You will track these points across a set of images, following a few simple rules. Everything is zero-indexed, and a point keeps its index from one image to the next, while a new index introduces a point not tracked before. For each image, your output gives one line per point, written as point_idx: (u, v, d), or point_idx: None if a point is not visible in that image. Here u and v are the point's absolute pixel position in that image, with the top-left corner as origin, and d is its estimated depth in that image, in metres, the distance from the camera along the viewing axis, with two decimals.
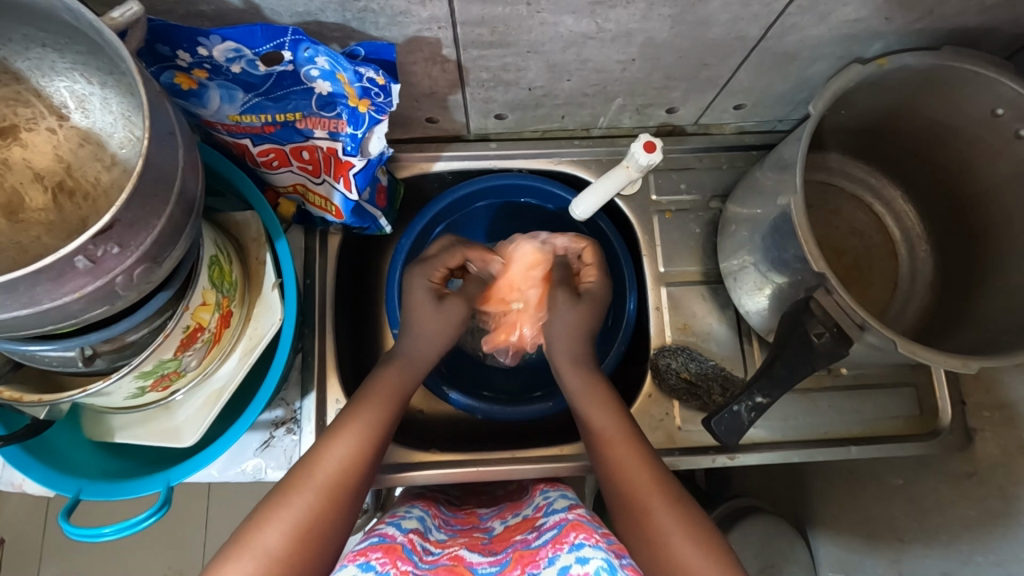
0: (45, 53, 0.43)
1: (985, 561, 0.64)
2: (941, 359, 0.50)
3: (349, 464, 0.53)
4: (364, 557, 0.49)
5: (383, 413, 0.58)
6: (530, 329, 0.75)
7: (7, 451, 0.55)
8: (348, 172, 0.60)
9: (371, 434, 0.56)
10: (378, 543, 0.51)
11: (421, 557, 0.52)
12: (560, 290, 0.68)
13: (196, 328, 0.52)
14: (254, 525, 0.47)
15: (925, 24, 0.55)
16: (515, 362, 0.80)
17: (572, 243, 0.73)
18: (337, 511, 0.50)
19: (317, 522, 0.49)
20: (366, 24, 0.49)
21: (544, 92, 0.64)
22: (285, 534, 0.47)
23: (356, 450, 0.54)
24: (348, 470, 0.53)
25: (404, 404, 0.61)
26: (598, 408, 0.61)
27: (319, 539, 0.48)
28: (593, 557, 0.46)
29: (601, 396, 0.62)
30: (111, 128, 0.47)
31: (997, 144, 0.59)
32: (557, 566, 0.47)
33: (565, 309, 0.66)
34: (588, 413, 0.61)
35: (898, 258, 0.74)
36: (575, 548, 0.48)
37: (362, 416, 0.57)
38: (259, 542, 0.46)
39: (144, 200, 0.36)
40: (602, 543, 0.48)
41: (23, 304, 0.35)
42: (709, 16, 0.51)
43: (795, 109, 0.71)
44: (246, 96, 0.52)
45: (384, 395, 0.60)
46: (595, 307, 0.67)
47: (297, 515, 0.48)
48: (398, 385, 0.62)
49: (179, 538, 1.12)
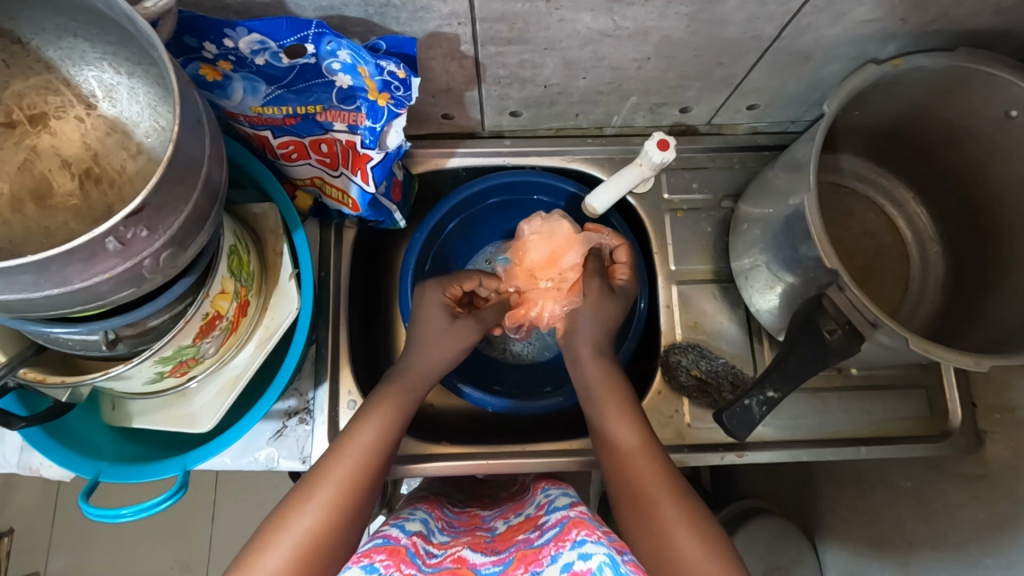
0: (76, 43, 0.44)
1: (994, 564, 0.63)
2: (953, 356, 0.50)
3: (350, 481, 0.54)
4: (369, 558, 0.49)
5: (389, 417, 0.60)
6: (548, 310, 0.72)
7: (29, 432, 0.56)
8: (365, 165, 0.61)
9: (371, 452, 0.57)
10: (382, 545, 0.52)
11: (424, 561, 0.52)
12: (593, 281, 0.70)
13: (215, 315, 0.52)
14: (255, 550, 0.48)
15: (939, 25, 0.55)
16: (524, 337, 0.79)
17: (609, 238, 0.72)
18: (340, 528, 0.51)
19: (320, 540, 0.49)
20: (388, 19, 0.50)
21: (560, 89, 0.65)
22: (287, 554, 0.48)
23: (355, 466, 0.55)
24: (348, 488, 0.53)
25: (406, 416, 0.62)
26: (616, 408, 0.61)
27: (322, 555, 0.49)
28: (595, 554, 0.46)
29: (612, 389, 0.63)
30: (137, 118, 0.48)
31: (1011, 146, 0.59)
32: (560, 563, 0.47)
33: (601, 299, 0.68)
34: (601, 404, 0.62)
35: (909, 259, 0.74)
36: (578, 545, 0.48)
37: (368, 423, 0.59)
38: (261, 565, 0.47)
39: (173, 185, 0.37)
40: (604, 539, 0.48)
41: (54, 284, 0.36)
42: (726, 14, 0.52)
43: (808, 110, 0.72)
44: (269, 88, 0.53)
45: (382, 409, 0.60)
46: (625, 304, 0.69)
47: (298, 535, 0.49)
48: (398, 399, 0.62)
49: (185, 530, 1.13)
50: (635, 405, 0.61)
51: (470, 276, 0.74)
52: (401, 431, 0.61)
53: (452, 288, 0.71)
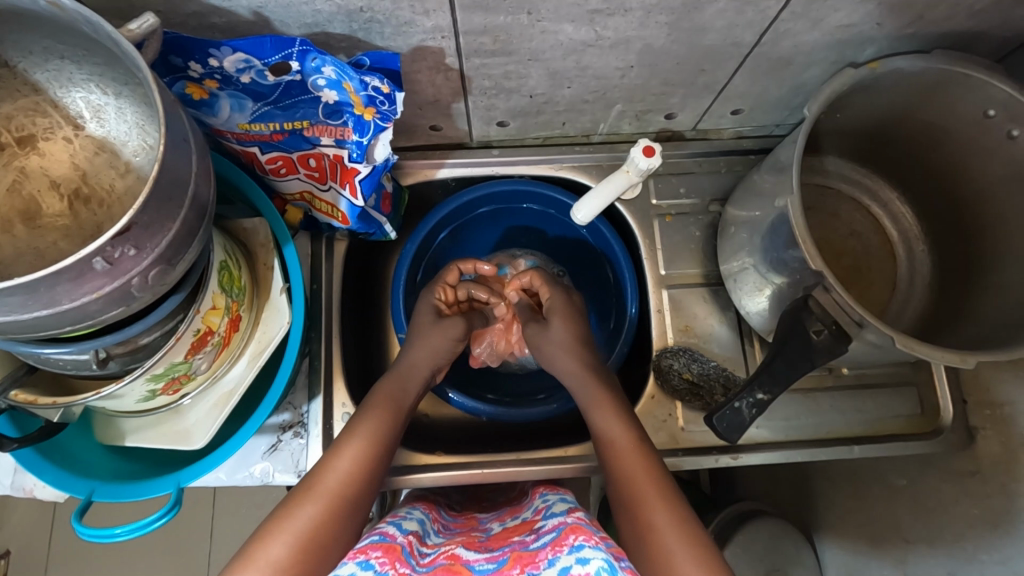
0: (63, 65, 0.44)
1: (990, 560, 0.64)
2: (939, 354, 0.50)
3: (351, 473, 0.55)
4: (364, 555, 0.49)
5: (385, 418, 0.61)
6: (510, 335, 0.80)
7: (21, 453, 0.56)
8: (354, 179, 0.61)
9: (371, 445, 0.58)
10: (378, 542, 0.52)
11: (418, 560, 0.52)
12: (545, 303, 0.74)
13: (207, 331, 0.53)
14: (259, 539, 0.48)
15: (915, 29, 0.56)
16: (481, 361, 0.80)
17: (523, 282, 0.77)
18: (340, 519, 0.51)
19: (321, 531, 0.50)
20: (372, 34, 0.51)
21: (545, 99, 0.66)
22: (290, 542, 0.48)
23: (355, 463, 0.56)
24: (348, 483, 0.54)
25: (403, 416, 0.63)
26: (610, 410, 0.62)
27: (324, 545, 0.49)
28: (594, 558, 0.46)
29: (604, 403, 0.62)
30: (125, 137, 0.48)
31: (990, 145, 0.60)
32: (557, 567, 0.47)
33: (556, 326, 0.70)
34: (596, 416, 0.62)
35: (896, 258, 0.75)
36: (575, 550, 0.48)
37: (365, 424, 0.59)
38: (266, 553, 0.47)
39: (160, 204, 0.38)
40: (603, 544, 0.48)
41: (43, 304, 0.36)
42: (705, 22, 0.53)
43: (792, 113, 0.73)
44: (255, 105, 0.54)
45: (381, 407, 0.62)
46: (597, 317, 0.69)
47: (302, 525, 0.49)
48: (393, 401, 0.63)
49: (183, 546, 1.12)
50: (624, 411, 0.62)
51: (456, 272, 0.77)
52: (398, 432, 0.61)
53: (441, 292, 0.75)
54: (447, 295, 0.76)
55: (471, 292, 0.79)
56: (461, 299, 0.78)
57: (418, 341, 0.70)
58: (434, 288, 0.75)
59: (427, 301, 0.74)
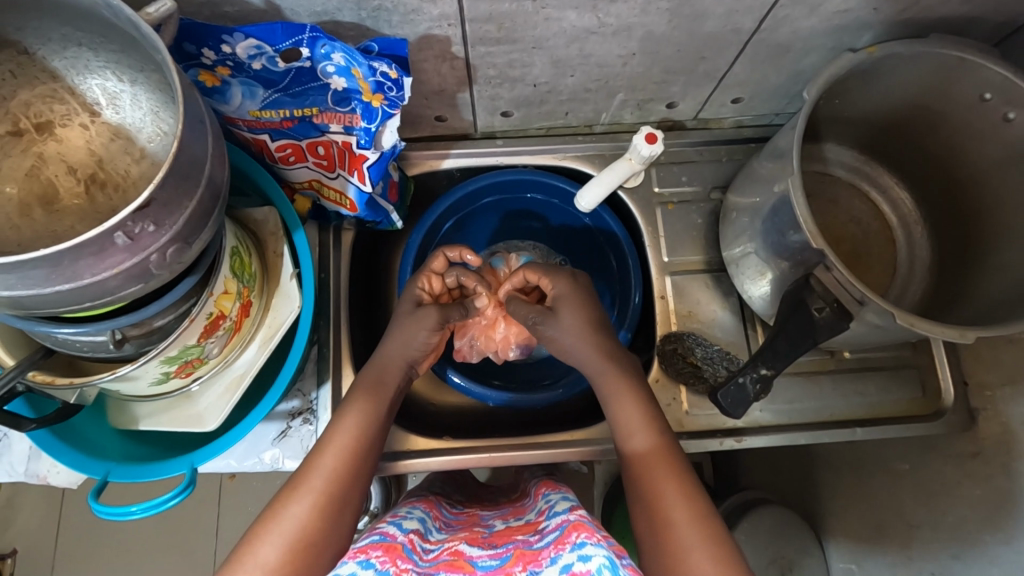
0: (81, 52, 0.45)
1: (993, 540, 0.64)
2: (938, 329, 0.51)
3: (337, 470, 0.56)
4: (364, 554, 0.49)
5: (370, 411, 0.61)
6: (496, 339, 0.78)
7: (38, 435, 0.57)
8: (362, 165, 0.62)
9: (356, 439, 0.58)
10: (378, 541, 0.52)
11: (420, 557, 0.53)
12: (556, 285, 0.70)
13: (219, 315, 0.54)
14: (249, 542, 0.49)
15: (910, 15, 0.58)
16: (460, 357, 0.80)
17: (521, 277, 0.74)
18: (329, 516, 0.52)
19: (311, 534, 0.51)
20: (380, 23, 0.52)
21: (549, 88, 0.67)
22: (280, 545, 0.49)
23: (340, 459, 0.56)
24: (334, 480, 0.55)
25: (387, 405, 0.63)
26: (622, 397, 0.62)
27: (314, 544, 0.50)
28: (595, 555, 0.47)
29: (622, 389, 0.62)
30: (141, 123, 0.50)
31: (984, 129, 0.61)
32: (558, 565, 0.48)
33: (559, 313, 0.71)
34: (615, 406, 0.62)
35: (895, 243, 0.76)
36: (577, 548, 0.49)
37: (349, 419, 0.60)
38: (256, 556, 0.48)
39: (179, 180, 0.39)
40: (603, 542, 0.49)
41: (66, 279, 0.37)
42: (705, 9, 0.54)
43: (791, 101, 0.74)
44: (266, 92, 0.55)
45: (365, 399, 0.62)
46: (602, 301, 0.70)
47: (291, 525, 0.50)
48: (377, 391, 0.63)
49: (190, 545, 1.13)
50: (651, 402, 0.61)
51: (443, 257, 0.74)
52: (385, 423, 0.62)
53: (426, 278, 0.73)
54: (433, 282, 0.73)
55: (460, 278, 0.75)
56: (450, 286, 0.76)
57: (395, 330, 0.68)
58: (418, 276, 0.73)
59: (411, 288, 0.72)
